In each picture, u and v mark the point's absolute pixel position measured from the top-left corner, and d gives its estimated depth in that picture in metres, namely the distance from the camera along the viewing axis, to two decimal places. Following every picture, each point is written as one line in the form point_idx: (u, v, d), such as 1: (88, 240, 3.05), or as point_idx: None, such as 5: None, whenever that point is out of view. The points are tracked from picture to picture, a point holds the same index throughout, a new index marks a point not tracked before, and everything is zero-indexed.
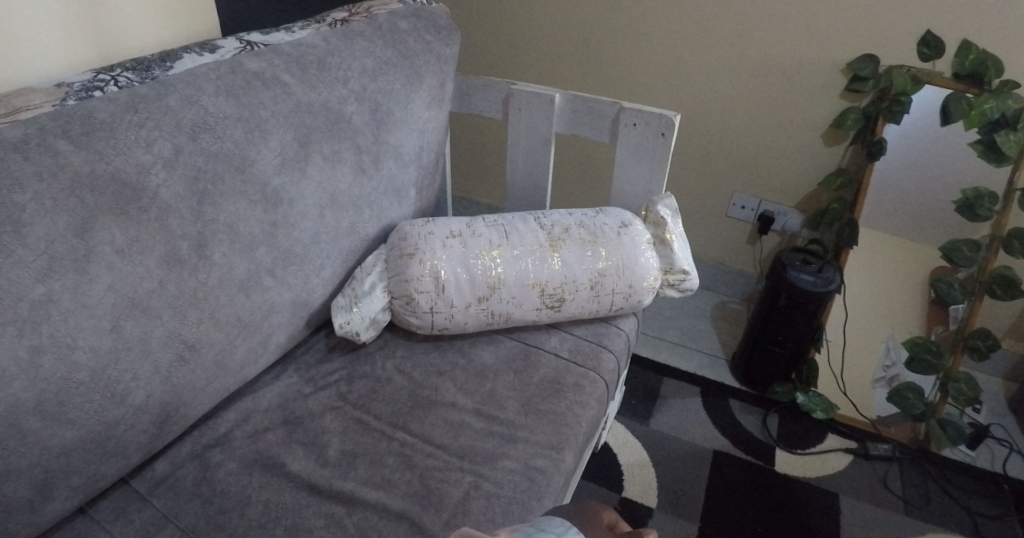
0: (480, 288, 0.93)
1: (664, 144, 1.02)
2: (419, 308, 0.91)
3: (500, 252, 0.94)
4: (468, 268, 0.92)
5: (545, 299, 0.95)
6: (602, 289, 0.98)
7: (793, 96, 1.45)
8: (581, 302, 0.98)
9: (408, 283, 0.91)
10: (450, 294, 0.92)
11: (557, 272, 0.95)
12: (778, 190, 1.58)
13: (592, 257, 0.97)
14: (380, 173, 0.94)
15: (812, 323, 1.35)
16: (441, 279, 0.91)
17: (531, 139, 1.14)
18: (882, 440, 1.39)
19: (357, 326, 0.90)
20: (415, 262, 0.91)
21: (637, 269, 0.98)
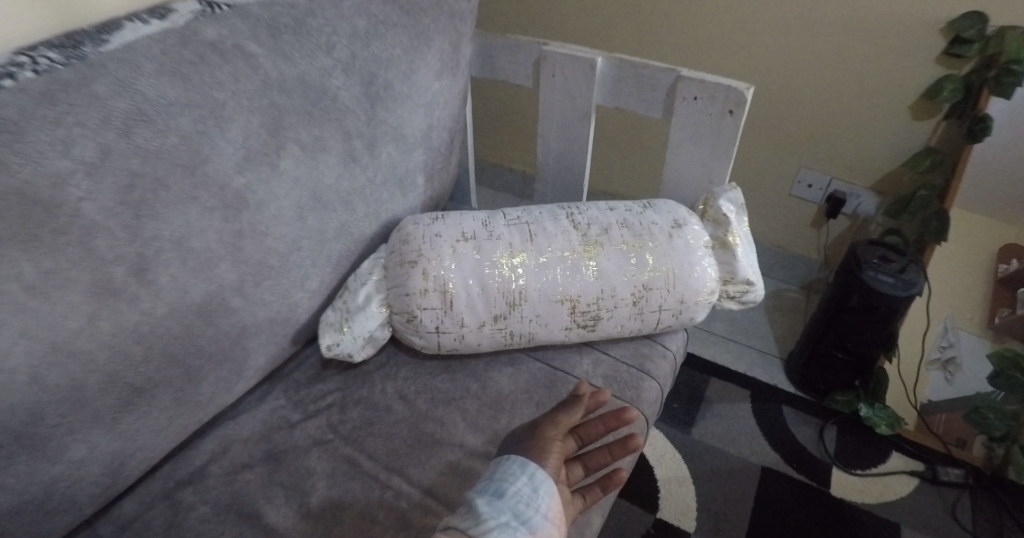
0: (497, 303, 0.77)
1: (731, 123, 0.81)
2: (423, 326, 0.77)
3: (521, 260, 0.78)
4: (482, 278, 0.77)
5: (575, 317, 0.79)
6: (647, 306, 0.80)
7: (885, 55, 1.18)
8: (620, 321, 0.81)
9: (410, 297, 0.76)
10: (460, 311, 0.76)
11: (591, 285, 0.78)
12: (859, 165, 1.34)
13: (635, 266, 0.79)
14: (376, 160, 0.78)
15: (886, 330, 1.16)
16: (450, 293, 0.76)
17: (566, 113, 0.94)
18: (955, 464, 1.19)
19: (349, 348, 0.76)
20: (418, 270, 0.76)
21: (692, 281, 0.80)
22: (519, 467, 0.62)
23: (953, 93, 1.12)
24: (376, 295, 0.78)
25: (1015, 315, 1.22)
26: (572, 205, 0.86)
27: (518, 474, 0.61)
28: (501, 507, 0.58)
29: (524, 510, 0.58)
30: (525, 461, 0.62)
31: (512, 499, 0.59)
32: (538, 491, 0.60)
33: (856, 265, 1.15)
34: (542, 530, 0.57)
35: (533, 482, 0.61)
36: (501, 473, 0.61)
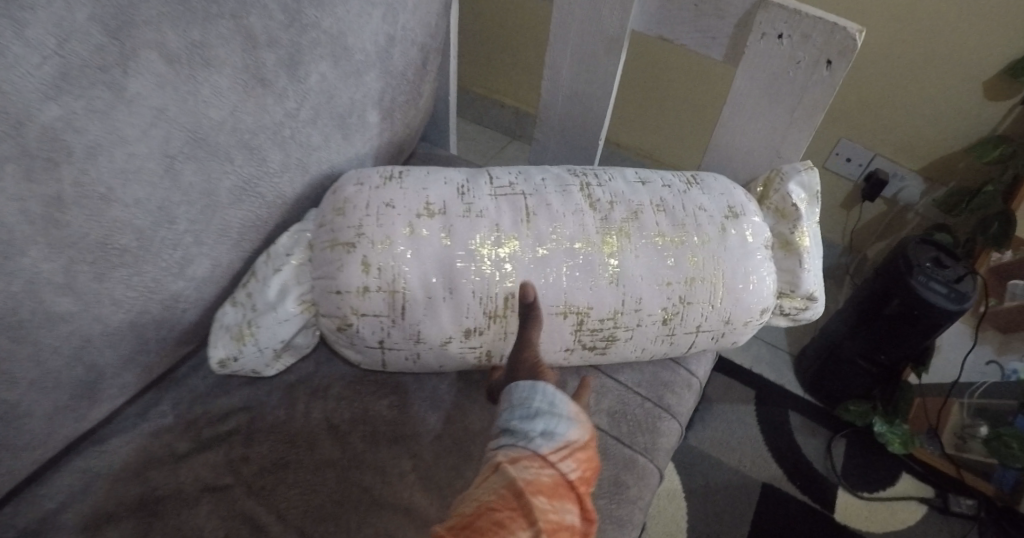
0: (470, 313, 0.54)
1: (826, 76, 0.56)
2: (362, 338, 0.54)
3: (508, 252, 0.54)
4: (450, 276, 0.53)
5: (581, 336, 0.57)
6: (681, 326, 0.58)
7: (978, 10, 0.92)
8: (641, 343, 0.59)
9: (342, 297, 0.52)
10: (416, 322, 0.53)
11: (606, 294, 0.55)
12: (916, 141, 1.10)
13: (671, 273, 0.56)
14: (301, 87, 0.51)
15: (925, 343, 0.98)
16: (402, 295, 0.52)
17: (588, 38, 0.68)
18: (967, 493, 1.06)
19: (250, 360, 0.55)
20: (357, 259, 0.52)
21: (744, 296, 0.58)
22: (528, 390, 0.46)
23: None
24: (293, 289, 0.54)
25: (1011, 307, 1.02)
26: (586, 171, 0.61)
27: (532, 395, 0.45)
28: (531, 428, 0.43)
29: (550, 422, 0.44)
30: (534, 385, 0.46)
31: (539, 422, 0.44)
32: (558, 402, 0.45)
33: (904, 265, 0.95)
34: (579, 434, 0.44)
35: (549, 392, 0.46)
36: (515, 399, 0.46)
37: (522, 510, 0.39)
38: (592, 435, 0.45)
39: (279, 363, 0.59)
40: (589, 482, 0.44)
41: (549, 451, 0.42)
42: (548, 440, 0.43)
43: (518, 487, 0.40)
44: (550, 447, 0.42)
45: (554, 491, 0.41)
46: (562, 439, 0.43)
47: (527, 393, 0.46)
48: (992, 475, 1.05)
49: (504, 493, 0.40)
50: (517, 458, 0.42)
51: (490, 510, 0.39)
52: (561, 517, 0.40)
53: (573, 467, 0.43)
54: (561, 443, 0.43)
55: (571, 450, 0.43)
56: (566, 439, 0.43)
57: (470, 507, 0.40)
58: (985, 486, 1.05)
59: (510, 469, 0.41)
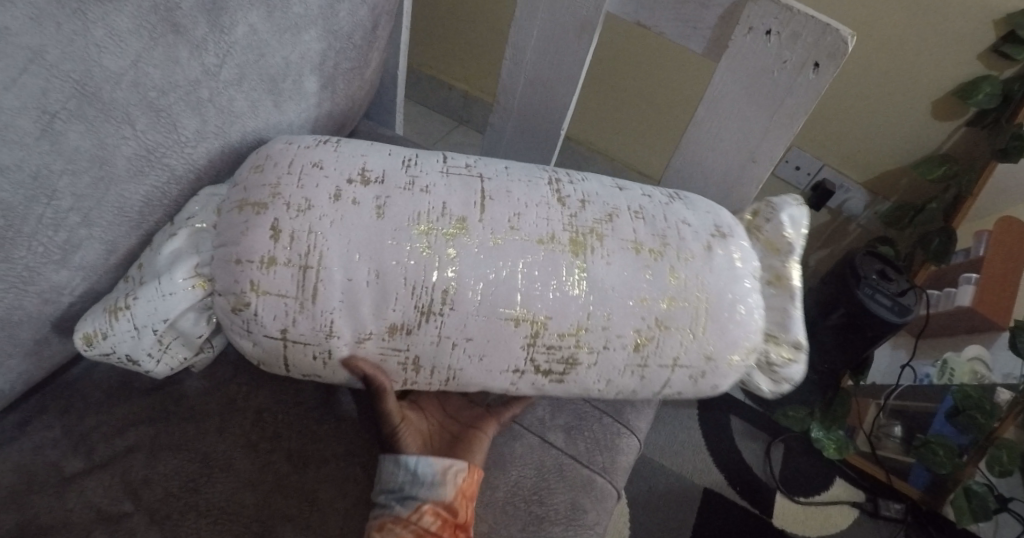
0: (397, 305, 0.44)
1: (811, 79, 0.53)
2: (260, 325, 0.43)
3: (452, 237, 0.45)
4: (378, 257, 0.43)
5: (534, 354, 0.47)
6: (656, 357, 0.49)
7: (933, 30, 0.93)
8: (606, 373, 0.49)
9: (238, 271, 0.42)
10: (331, 312, 0.43)
11: (575, 306, 0.46)
12: (865, 154, 1.12)
13: (648, 287, 0.47)
14: (224, 40, 0.43)
15: (866, 351, 0.99)
16: (316, 273, 0.43)
17: (557, 16, 0.61)
18: (895, 498, 1.10)
19: (121, 341, 0.44)
20: (264, 220, 0.43)
21: (731, 328, 0.49)
22: (393, 464, 0.47)
23: (989, 97, 0.93)
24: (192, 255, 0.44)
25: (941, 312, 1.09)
26: (557, 170, 0.54)
27: (395, 466, 0.47)
28: (391, 499, 0.46)
29: (411, 486, 0.47)
30: (397, 455, 0.48)
31: (399, 492, 0.47)
32: (419, 469, 0.47)
33: (853, 276, 0.95)
34: (440, 493, 0.46)
35: (414, 459, 0.47)
36: (382, 472, 0.48)
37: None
38: (459, 490, 0.47)
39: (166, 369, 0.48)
40: (461, 530, 0.46)
41: (407, 514, 0.45)
42: (409, 504, 0.46)
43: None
44: (409, 509, 0.45)
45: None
46: (423, 498, 0.46)
47: (392, 467, 0.47)
48: (909, 473, 1.10)
49: None
50: (379, 524, 0.45)
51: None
52: None
53: (435, 520, 0.45)
54: (420, 503, 0.46)
55: (431, 507, 0.46)
56: (425, 497, 0.46)
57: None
58: (910, 490, 1.09)
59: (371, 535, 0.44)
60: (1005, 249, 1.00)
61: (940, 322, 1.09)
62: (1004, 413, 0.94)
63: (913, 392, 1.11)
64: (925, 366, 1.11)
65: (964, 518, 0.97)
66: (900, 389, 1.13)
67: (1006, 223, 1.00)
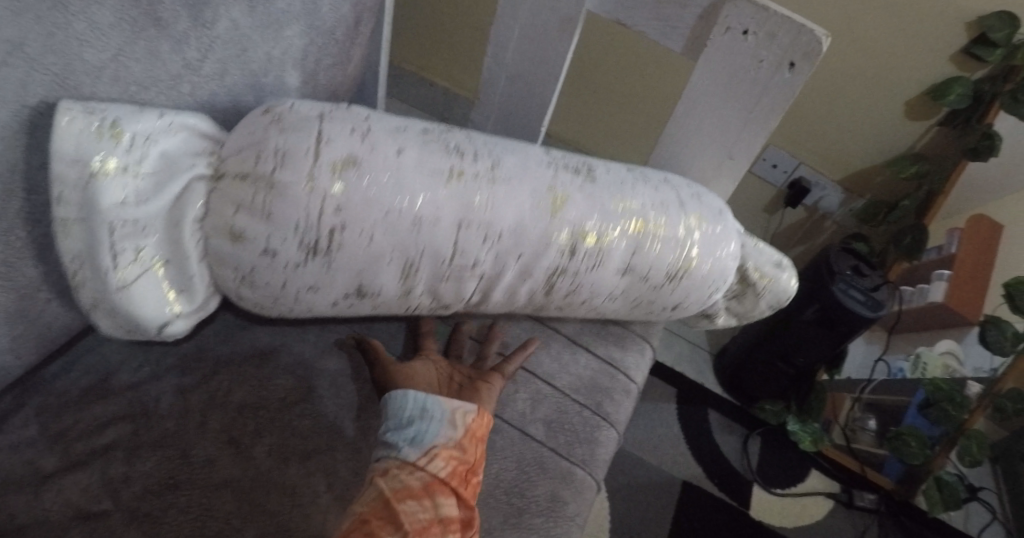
0: (437, 155, 0.47)
1: (787, 79, 0.55)
2: (301, 149, 0.42)
3: (475, 137, 0.50)
4: (408, 125, 0.48)
5: (568, 211, 0.50)
6: (666, 230, 0.53)
7: (907, 32, 0.96)
8: (629, 242, 0.52)
9: (285, 134, 0.42)
10: (387, 175, 0.44)
11: (598, 199, 0.51)
12: (840, 152, 1.14)
13: (629, 180, 0.54)
14: (206, 35, 0.42)
15: (840, 345, 1.02)
16: (360, 118, 0.46)
17: (539, 13, 0.62)
18: (869, 488, 1.12)
19: (115, 126, 0.39)
20: (311, 102, 0.45)
21: (709, 205, 0.57)
22: (395, 417, 0.49)
23: (960, 98, 0.96)
24: (195, 117, 0.43)
25: (912, 308, 1.12)
26: None
27: (403, 407, 0.49)
28: (404, 432, 0.48)
29: (420, 428, 0.48)
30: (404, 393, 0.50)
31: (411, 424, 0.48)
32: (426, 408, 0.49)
33: (828, 271, 0.97)
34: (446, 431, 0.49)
35: (419, 406, 0.49)
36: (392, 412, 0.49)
37: (388, 520, 0.43)
38: (468, 430, 0.50)
39: (126, 267, 0.40)
40: (471, 473, 0.48)
41: (417, 457, 0.47)
42: (416, 447, 0.47)
43: (386, 496, 0.44)
44: (418, 451, 0.47)
45: (424, 490, 0.45)
46: (431, 444, 0.48)
47: (400, 405, 0.49)
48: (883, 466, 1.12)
49: (375, 506, 0.44)
50: (389, 468, 0.46)
51: (357, 526, 0.43)
52: (437, 513, 0.45)
53: (446, 466, 0.47)
54: (431, 446, 0.47)
55: (442, 450, 0.48)
56: (433, 442, 0.48)
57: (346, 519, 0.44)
58: (883, 481, 1.12)
59: (380, 481, 0.45)
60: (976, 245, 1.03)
61: (912, 316, 1.12)
62: (973, 406, 0.97)
63: (888, 386, 1.14)
64: (898, 360, 1.15)
65: (937, 507, 1.00)
66: (877, 383, 1.16)
67: (977, 220, 1.04)
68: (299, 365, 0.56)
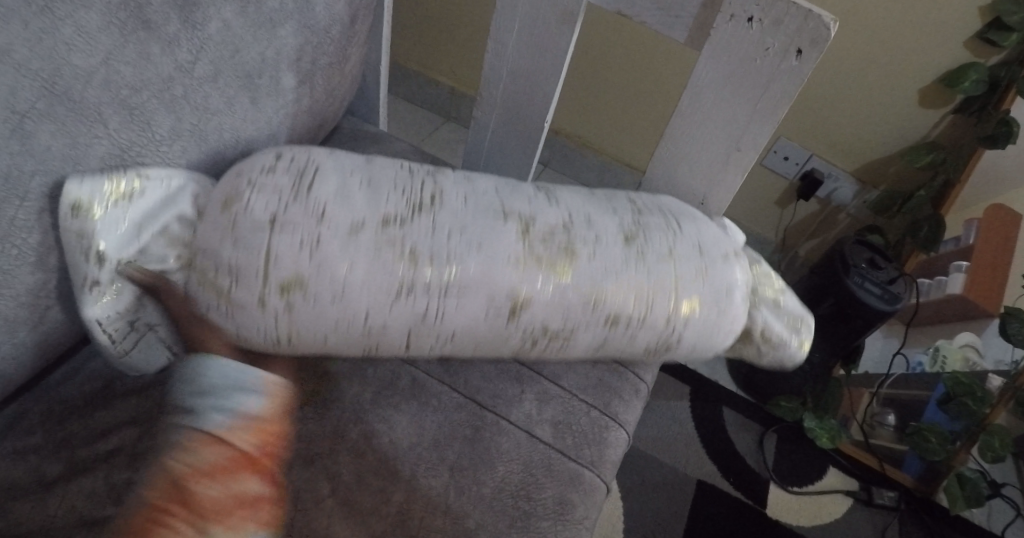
0: (389, 263, 0.44)
1: (793, 67, 0.53)
2: (244, 269, 0.42)
3: (445, 223, 0.46)
4: (371, 217, 0.44)
5: (526, 318, 0.48)
6: (636, 327, 0.50)
7: (918, 17, 0.93)
8: (595, 337, 0.50)
9: (237, 249, 0.42)
10: (333, 295, 0.43)
11: (567, 298, 0.48)
12: (853, 142, 1.12)
13: (623, 263, 0.49)
14: (197, 35, 0.42)
15: (857, 341, 1.00)
16: (315, 216, 0.43)
17: (539, 8, 0.61)
18: (889, 486, 1.10)
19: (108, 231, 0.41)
20: (266, 196, 0.43)
21: (715, 287, 0.51)
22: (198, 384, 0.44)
23: (975, 84, 0.93)
24: (182, 204, 0.44)
25: (932, 301, 1.09)
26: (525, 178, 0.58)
27: (210, 374, 0.44)
28: (201, 406, 0.43)
29: (228, 402, 0.43)
30: (210, 358, 0.45)
31: (212, 397, 0.43)
32: (236, 378, 0.44)
33: (842, 264, 0.95)
34: (256, 404, 0.44)
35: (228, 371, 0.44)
36: (194, 378, 0.44)
37: (187, 503, 0.40)
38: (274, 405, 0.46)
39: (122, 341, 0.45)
40: (273, 448, 0.45)
41: (225, 430, 0.42)
42: (224, 417, 0.43)
43: (183, 479, 0.40)
44: (225, 424, 0.42)
45: (226, 468, 0.41)
46: (241, 416, 0.43)
47: (207, 372, 0.44)
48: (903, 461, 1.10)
49: (175, 483, 0.40)
50: (190, 442, 0.41)
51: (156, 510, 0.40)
52: (242, 489, 0.42)
53: (256, 443, 0.43)
54: (239, 419, 0.43)
55: (251, 426, 0.44)
56: (243, 414, 0.43)
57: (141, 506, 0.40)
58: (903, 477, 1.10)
59: (178, 462, 0.41)
60: (994, 234, 1.00)
61: (932, 309, 1.09)
62: (995, 400, 0.94)
63: (908, 379, 1.11)
64: (918, 353, 1.12)
65: (957, 503, 0.97)
66: (895, 376, 1.14)
67: (996, 211, 1.00)
68: (302, 369, 0.55)
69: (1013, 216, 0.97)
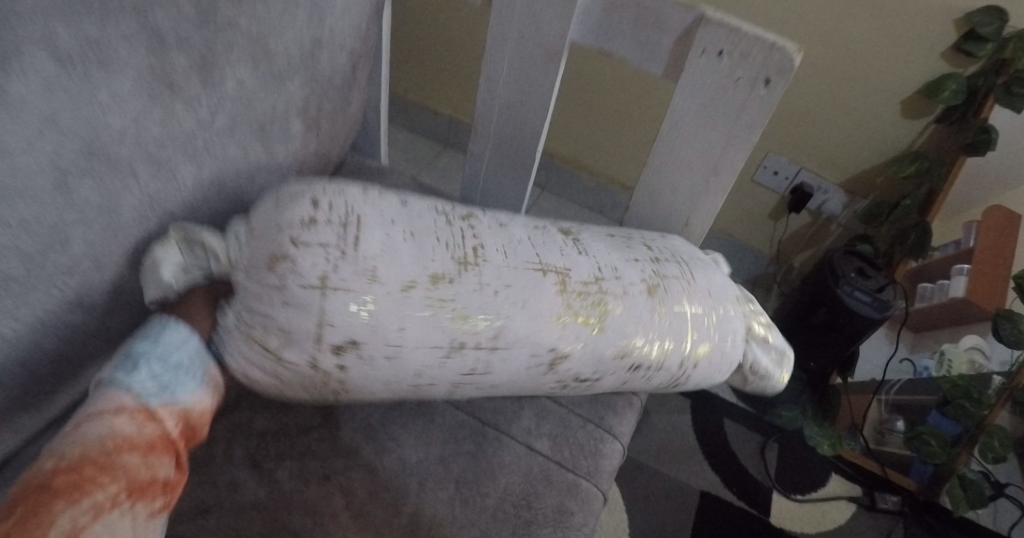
0: (439, 325, 0.47)
1: (764, 96, 0.57)
2: (298, 328, 0.44)
3: (487, 278, 0.49)
4: (421, 278, 0.46)
5: (557, 365, 0.52)
6: (653, 370, 0.55)
7: (895, 33, 0.98)
8: (615, 377, 0.55)
9: (289, 310, 0.43)
10: (386, 356, 0.46)
11: (598, 349, 0.52)
12: (839, 155, 1.16)
13: (647, 314, 0.54)
14: (216, 93, 0.46)
15: (851, 348, 1.02)
16: (367, 278, 0.44)
17: (527, 49, 0.65)
18: (891, 490, 1.12)
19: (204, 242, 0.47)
20: (314, 253, 0.44)
21: (722, 335, 0.57)
22: (143, 348, 0.43)
23: (954, 94, 0.97)
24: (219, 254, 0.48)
25: (935, 304, 1.13)
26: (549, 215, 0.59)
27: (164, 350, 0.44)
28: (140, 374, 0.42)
29: (169, 380, 0.43)
30: (170, 332, 0.45)
31: (158, 372, 0.43)
32: (187, 361, 0.44)
33: (832, 275, 0.99)
34: (195, 393, 0.44)
35: (171, 346, 0.44)
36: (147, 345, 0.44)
37: (104, 469, 0.38)
38: (211, 402, 0.46)
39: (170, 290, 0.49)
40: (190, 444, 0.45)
41: (160, 408, 0.41)
42: (161, 395, 0.42)
43: (106, 442, 0.39)
44: (163, 403, 0.42)
45: (153, 446, 0.40)
46: (178, 399, 0.43)
47: (164, 347, 0.44)
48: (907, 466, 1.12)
49: (89, 449, 0.38)
50: (121, 409, 0.40)
51: (68, 472, 0.37)
52: (154, 473, 0.40)
53: (181, 425, 0.43)
54: (176, 404, 0.43)
55: (185, 412, 0.43)
56: (182, 400, 0.43)
57: (46, 465, 0.37)
58: (906, 482, 1.11)
59: (103, 420, 0.39)
60: (991, 236, 1.02)
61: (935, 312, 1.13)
62: (993, 401, 0.96)
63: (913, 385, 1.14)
64: (925, 359, 1.16)
65: (960, 505, 0.99)
66: (902, 384, 1.16)
67: (990, 212, 1.03)
68: None
69: (1009, 217, 1.01)
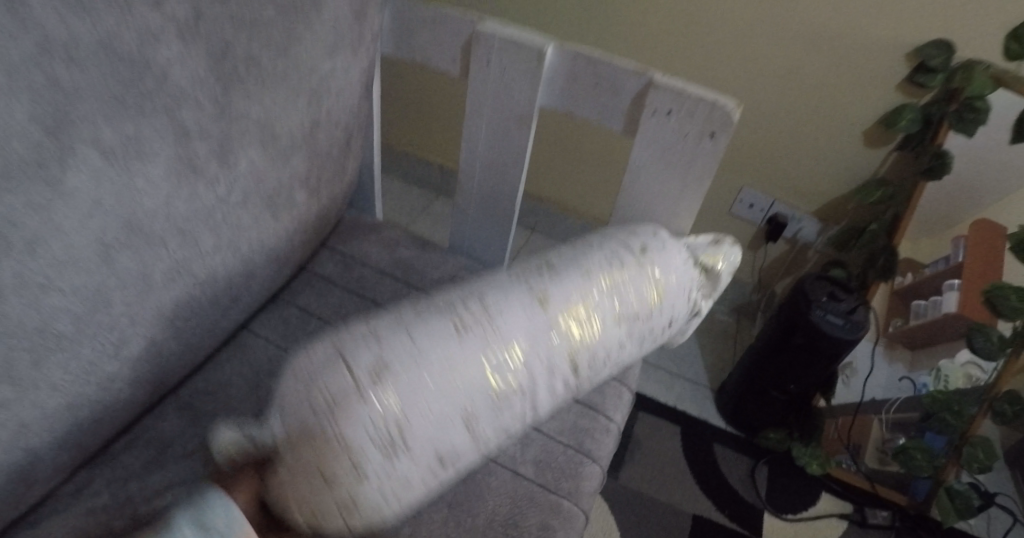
0: (459, 366, 0.45)
1: (710, 147, 0.65)
2: (362, 436, 0.41)
3: (486, 311, 0.48)
4: (415, 338, 0.45)
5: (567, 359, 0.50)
6: (643, 330, 0.55)
7: (849, 71, 1.06)
8: (613, 354, 0.54)
9: (342, 429, 0.41)
10: (437, 418, 0.43)
11: (591, 322, 0.51)
12: (809, 185, 1.23)
13: (608, 278, 0.54)
14: (231, 173, 0.55)
15: (829, 370, 1.07)
16: (376, 367, 0.43)
17: (501, 115, 0.73)
18: (881, 505, 1.16)
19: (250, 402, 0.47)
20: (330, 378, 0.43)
21: (677, 266, 0.59)
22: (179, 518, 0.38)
23: (910, 123, 1.04)
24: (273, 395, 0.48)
25: (929, 319, 1.16)
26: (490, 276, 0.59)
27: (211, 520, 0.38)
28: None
29: None
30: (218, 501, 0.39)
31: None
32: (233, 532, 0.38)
33: (805, 301, 1.04)
34: None
35: (213, 511, 0.39)
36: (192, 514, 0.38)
37: None
38: None
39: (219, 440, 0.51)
40: None
41: None
42: None
43: None
44: None
45: None
46: None
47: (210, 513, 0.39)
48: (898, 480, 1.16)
49: None
50: None
51: None
52: None
53: None
54: None
55: None
56: None
57: None
58: (896, 496, 1.15)
59: None
60: (982, 249, 1.08)
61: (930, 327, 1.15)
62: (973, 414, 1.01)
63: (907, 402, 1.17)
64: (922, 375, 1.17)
65: (949, 516, 1.02)
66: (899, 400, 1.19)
67: (981, 226, 1.09)
68: None
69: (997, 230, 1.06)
